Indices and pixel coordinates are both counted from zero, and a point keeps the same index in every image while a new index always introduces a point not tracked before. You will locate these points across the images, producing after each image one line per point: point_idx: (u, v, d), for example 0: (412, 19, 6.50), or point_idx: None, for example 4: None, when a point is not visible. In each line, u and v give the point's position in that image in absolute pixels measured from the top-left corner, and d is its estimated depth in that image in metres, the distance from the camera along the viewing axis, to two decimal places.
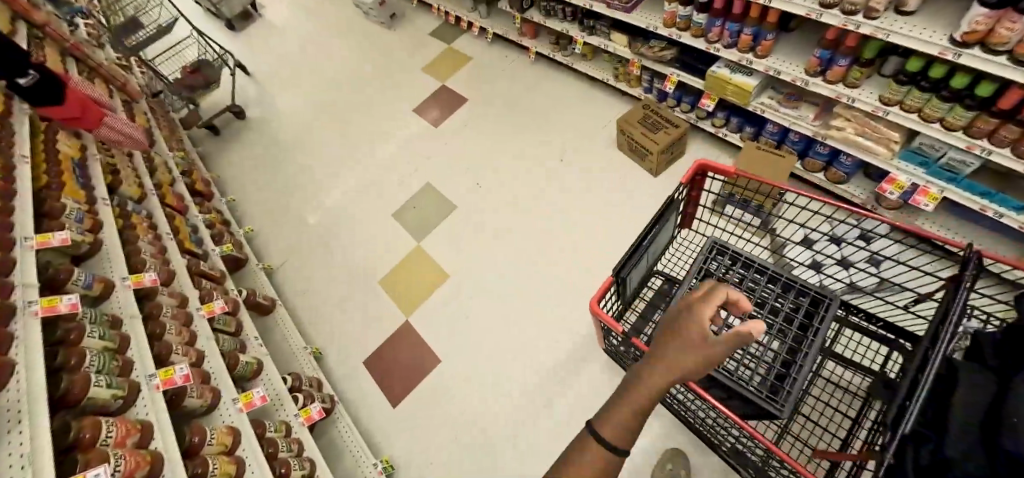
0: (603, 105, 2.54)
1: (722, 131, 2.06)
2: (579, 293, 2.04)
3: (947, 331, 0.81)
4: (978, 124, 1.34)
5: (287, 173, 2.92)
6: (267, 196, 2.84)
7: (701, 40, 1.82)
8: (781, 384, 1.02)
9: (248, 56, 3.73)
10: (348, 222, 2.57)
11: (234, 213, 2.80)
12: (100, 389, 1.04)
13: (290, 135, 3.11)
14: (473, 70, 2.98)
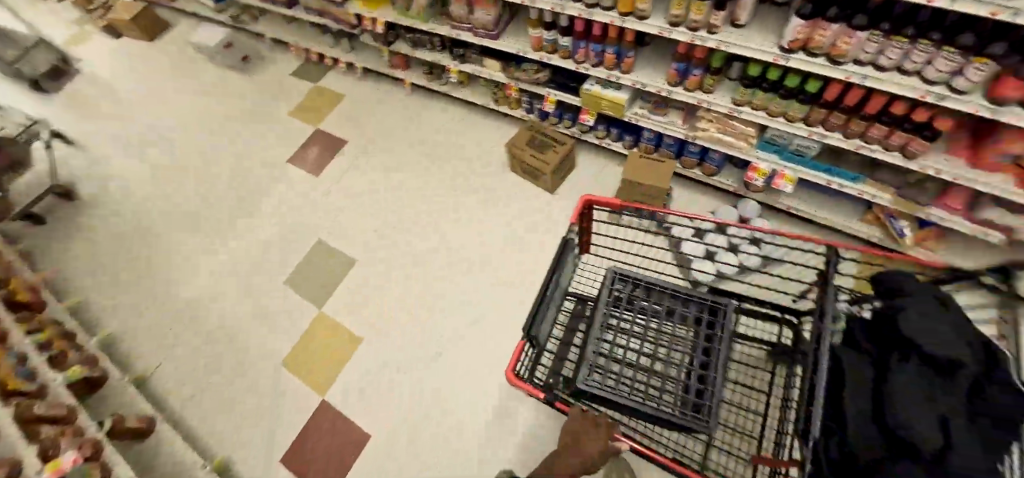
0: (489, 129, 2.51)
1: (605, 142, 2.14)
2: None
3: (825, 327, 0.88)
4: (813, 114, 1.53)
5: (142, 256, 2.46)
6: (120, 288, 2.36)
7: (570, 61, 1.87)
8: (703, 401, 1.05)
9: (63, 121, 3.09)
10: (230, 301, 2.24)
11: (77, 318, 2.28)
12: None
13: (138, 210, 2.63)
14: (347, 108, 2.78)
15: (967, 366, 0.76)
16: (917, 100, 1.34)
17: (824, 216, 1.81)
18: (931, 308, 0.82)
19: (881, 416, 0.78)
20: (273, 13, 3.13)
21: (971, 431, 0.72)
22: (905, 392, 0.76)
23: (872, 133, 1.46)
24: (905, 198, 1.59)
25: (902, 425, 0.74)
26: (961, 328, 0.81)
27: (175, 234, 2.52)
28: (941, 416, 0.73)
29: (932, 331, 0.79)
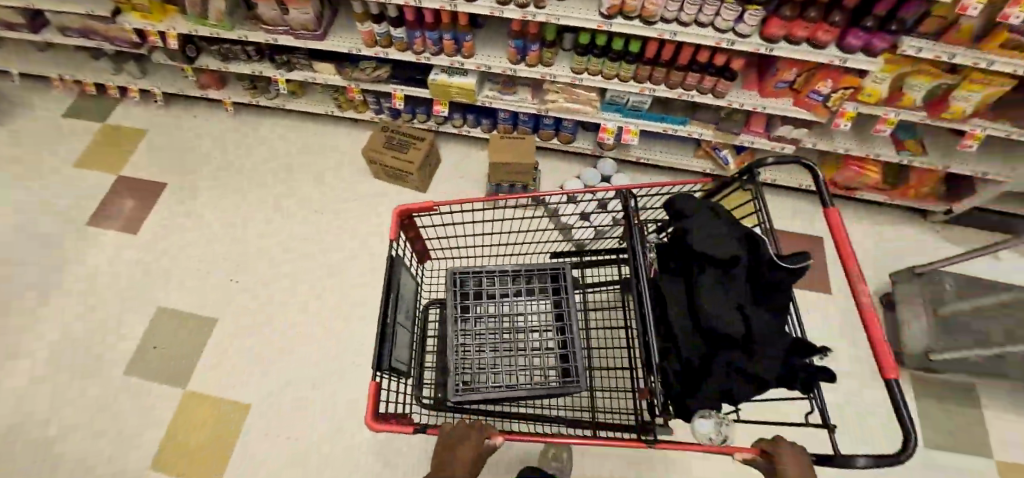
0: (339, 139, 2.30)
1: (465, 129, 2.11)
2: None
3: (638, 264, 0.96)
4: (639, 72, 1.69)
5: None
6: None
7: (409, 53, 1.79)
8: (569, 365, 1.04)
9: None
10: (34, 421, 1.65)
11: None
12: None
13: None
14: (152, 145, 2.28)
15: (740, 260, 0.87)
16: (714, 47, 1.56)
17: (667, 159, 2.04)
18: (706, 220, 0.92)
19: (697, 323, 0.87)
20: (12, 41, 2.41)
21: (760, 309, 0.87)
22: (712, 297, 0.85)
23: (689, 81, 1.67)
24: (723, 130, 1.86)
25: (716, 324, 0.82)
26: (732, 227, 0.92)
27: None
28: (739, 307, 0.84)
29: (717, 240, 0.88)
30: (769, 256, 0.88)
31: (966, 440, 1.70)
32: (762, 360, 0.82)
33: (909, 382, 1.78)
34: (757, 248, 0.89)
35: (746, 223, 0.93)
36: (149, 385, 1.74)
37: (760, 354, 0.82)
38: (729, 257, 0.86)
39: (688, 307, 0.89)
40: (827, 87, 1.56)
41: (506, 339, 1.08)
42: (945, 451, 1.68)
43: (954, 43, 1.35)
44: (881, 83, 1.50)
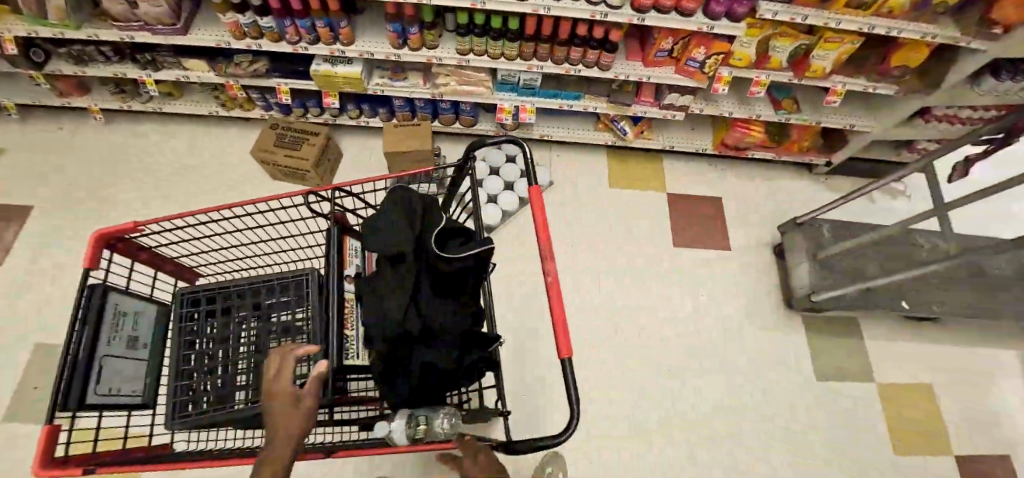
0: (229, 142, 2.15)
1: (363, 120, 2.03)
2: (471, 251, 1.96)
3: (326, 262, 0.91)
4: (524, 49, 1.67)
5: None
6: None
7: (284, 43, 1.68)
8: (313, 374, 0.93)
9: None
10: None
11: None
12: None
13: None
14: (11, 165, 2.03)
15: (407, 253, 0.80)
16: (590, 19, 1.56)
17: (566, 135, 2.05)
18: (391, 212, 0.83)
19: (382, 317, 0.79)
20: None
21: (442, 301, 0.83)
22: (387, 293, 0.80)
23: (573, 55, 1.67)
24: (615, 102, 1.89)
25: (388, 320, 0.78)
26: (427, 214, 0.86)
27: None
28: (414, 297, 0.80)
29: (392, 230, 0.81)
30: (434, 252, 0.80)
31: (851, 366, 1.87)
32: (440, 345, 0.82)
33: (802, 321, 1.93)
34: (452, 235, 0.87)
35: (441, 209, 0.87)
36: (35, 428, 1.59)
37: (438, 341, 0.82)
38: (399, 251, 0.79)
39: (374, 303, 0.82)
40: (701, 54, 1.61)
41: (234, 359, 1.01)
42: (835, 378, 1.85)
43: (805, 5, 1.42)
44: (748, 47, 1.58)
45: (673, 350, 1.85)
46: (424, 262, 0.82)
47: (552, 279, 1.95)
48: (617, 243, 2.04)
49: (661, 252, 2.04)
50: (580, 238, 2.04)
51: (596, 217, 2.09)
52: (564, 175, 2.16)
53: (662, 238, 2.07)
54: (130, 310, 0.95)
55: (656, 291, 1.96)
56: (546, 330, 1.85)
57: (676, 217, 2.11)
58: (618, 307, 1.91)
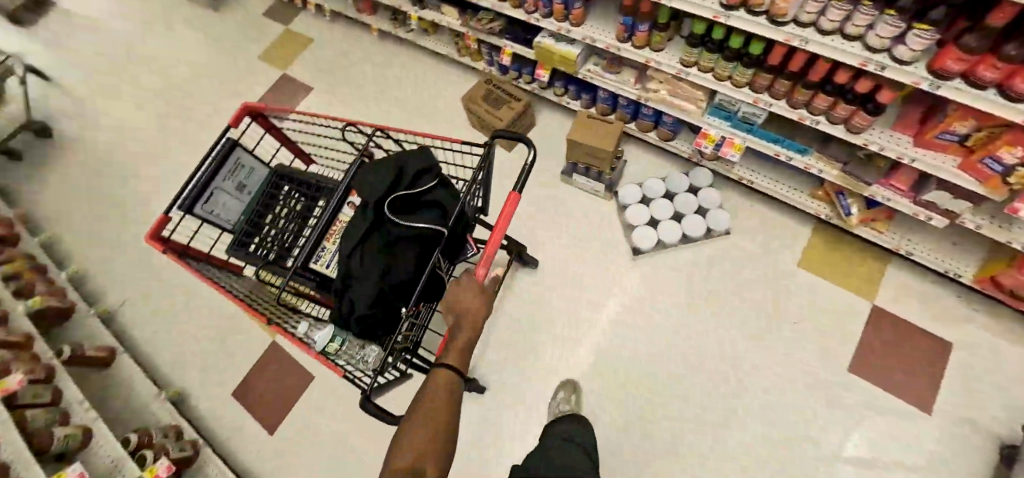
0: (453, 84, 2.42)
1: (564, 100, 2.04)
2: (611, 261, 1.88)
3: (337, 189, 1.27)
4: (757, 79, 1.42)
5: (113, 195, 2.43)
6: (93, 231, 2.34)
7: (521, 11, 1.77)
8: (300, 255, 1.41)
9: (31, 46, 2.88)
10: None
11: (53, 254, 2.28)
12: None
13: (111, 148, 2.55)
14: (315, 54, 2.67)
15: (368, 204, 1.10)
16: (858, 68, 1.22)
17: (765, 185, 1.74)
18: (377, 173, 1.12)
19: (343, 246, 1.12)
20: None
21: (377, 256, 1.09)
22: (350, 233, 1.12)
23: (817, 103, 1.35)
24: (850, 174, 1.50)
25: (342, 249, 1.12)
26: (408, 182, 1.13)
27: (144, 175, 2.47)
28: (362, 240, 1.10)
29: (371, 185, 1.11)
30: (385, 215, 1.09)
31: None
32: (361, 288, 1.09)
33: None
34: (427, 208, 1.17)
35: (422, 184, 1.14)
36: None
37: (360, 284, 1.09)
38: (369, 203, 1.10)
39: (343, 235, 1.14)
40: (1012, 157, 1.12)
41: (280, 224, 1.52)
42: None
43: None
44: None
45: (791, 466, 1.51)
46: (388, 219, 1.11)
47: (678, 322, 1.75)
48: (774, 324, 1.71)
49: (828, 363, 1.63)
50: (734, 301, 1.76)
51: (764, 288, 1.76)
52: (748, 226, 1.86)
53: (841, 344, 1.65)
54: (248, 166, 1.53)
55: (799, 400, 1.59)
56: (652, 370, 1.69)
57: (874, 336, 1.64)
58: (744, 382, 1.63)
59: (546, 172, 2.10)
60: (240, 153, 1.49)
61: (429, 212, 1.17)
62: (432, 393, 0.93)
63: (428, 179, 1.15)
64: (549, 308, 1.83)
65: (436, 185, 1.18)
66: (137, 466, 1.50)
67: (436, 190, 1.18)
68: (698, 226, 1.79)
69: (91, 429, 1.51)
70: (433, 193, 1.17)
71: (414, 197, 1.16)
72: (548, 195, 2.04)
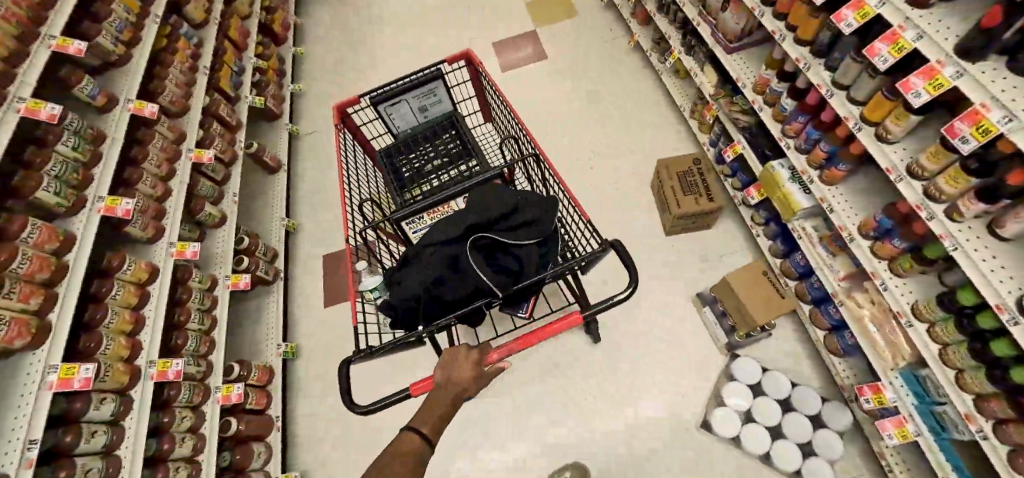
0: (666, 133, 2.23)
1: (756, 230, 1.78)
2: (679, 410, 1.66)
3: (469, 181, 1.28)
4: (992, 401, 1.05)
5: (357, 46, 2.80)
6: (329, 65, 2.74)
7: (778, 127, 1.52)
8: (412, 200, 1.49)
9: None
10: None
11: (295, 66, 2.75)
12: (82, 222, 1.28)
13: (379, 11, 2.91)
14: (570, 26, 2.65)
15: (472, 221, 1.09)
16: None
17: None
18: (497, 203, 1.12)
19: (430, 233, 1.13)
20: None
21: (439, 264, 1.05)
22: (442, 228, 1.11)
23: None
24: None
25: (426, 236, 1.12)
26: (513, 227, 1.10)
27: (385, 45, 2.79)
28: (444, 243, 1.08)
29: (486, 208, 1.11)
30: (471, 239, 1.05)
31: None
32: (409, 278, 1.07)
33: None
34: (508, 264, 1.06)
35: (524, 239, 1.08)
36: None
37: (412, 274, 1.08)
38: (464, 224, 1.09)
39: (438, 224, 1.15)
40: None
41: (423, 159, 1.64)
42: None
43: None
44: None
45: None
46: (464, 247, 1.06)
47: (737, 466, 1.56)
48: None
49: None
50: None
51: None
52: None
53: None
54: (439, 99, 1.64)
55: None
56: None
57: None
58: None
59: (684, 279, 1.89)
60: (439, 87, 1.57)
61: (507, 267, 1.06)
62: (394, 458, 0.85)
63: (531, 238, 1.09)
64: (614, 374, 1.75)
65: (534, 245, 1.09)
66: (232, 265, 1.81)
67: (531, 249, 1.09)
68: (790, 461, 1.48)
69: (225, 218, 1.85)
70: (524, 253, 1.07)
71: (506, 244, 1.08)
72: (670, 302, 1.85)
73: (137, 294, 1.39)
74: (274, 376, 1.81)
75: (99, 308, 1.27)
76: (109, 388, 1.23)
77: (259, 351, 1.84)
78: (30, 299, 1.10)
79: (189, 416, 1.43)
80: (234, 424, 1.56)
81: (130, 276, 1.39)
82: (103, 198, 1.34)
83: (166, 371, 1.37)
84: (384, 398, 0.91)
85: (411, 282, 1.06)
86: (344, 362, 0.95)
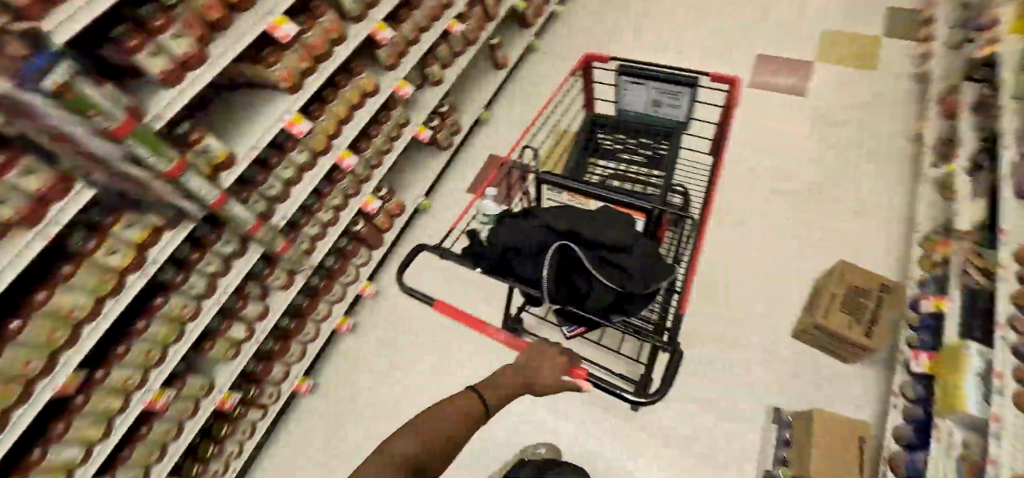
0: (868, 242, 1.90)
1: (897, 399, 1.44)
2: None
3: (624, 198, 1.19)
4: None
5: (627, 6, 2.91)
6: (592, 11, 2.93)
7: (1010, 310, 1.15)
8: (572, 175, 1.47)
9: None
10: None
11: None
12: (355, 29, 1.71)
13: None
14: (840, 83, 2.35)
15: (579, 232, 1.05)
16: None
17: None
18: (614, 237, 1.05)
19: (548, 212, 1.13)
20: None
21: (527, 238, 1.07)
22: (558, 215, 1.11)
23: None
24: None
25: (544, 210, 1.15)
26: (604, 269, 1.02)
27: (652, 15, 2.83)
28: (547, 227, 1.08)
29: (601, 234, 1.05)
30: (565, 243, 1.03)
31: None
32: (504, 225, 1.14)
33: None
34: (575, 286, 1.04)
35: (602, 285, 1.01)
36: None
37: (508, 225, 1.13)
38: (573, 226, 1.06)
39: (561, 210, 1.14)
40: None
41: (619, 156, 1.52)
42: None
43: None
44: None
45: None
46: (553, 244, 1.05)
47: None
48: None
49: None
50: None
51: None
52: None
53: None
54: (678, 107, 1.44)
55: None
56: None
57: None
58: None
59: (777, 386, 1.66)
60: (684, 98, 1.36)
61: (573, 287, 1.04)
62: (449, 411, 0.93)
63: (611, 287, 1.01)
64: (654, 424, 1.65)
65: (610, 293, 1.01)
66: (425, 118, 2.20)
67: (604, 295, 1.01)
68: None
69: (442, 82, 2.23)
70: (598, 289, 1.00)
71: (586, 270, 1.03)
72: (746, 395, 1.65)
73: (359, 99, 1.81)
74: (403, 213, 2.18)
75: (333, 92, 1.71)
76: (311, 149, 1.65)
77: (405, 191, 2.24)
78: (302, 61, 1.53)
79: (339, 198, 1.82)
80: (360, 224, 1.97)
81: (362, 83, 1.80)
82: (375, 22, 1.76)
83: (345, 159, 1.76)
84: (416, 291, 1.08)
85: (501, 231, 1.12)
86: (419, 245, 1.13)
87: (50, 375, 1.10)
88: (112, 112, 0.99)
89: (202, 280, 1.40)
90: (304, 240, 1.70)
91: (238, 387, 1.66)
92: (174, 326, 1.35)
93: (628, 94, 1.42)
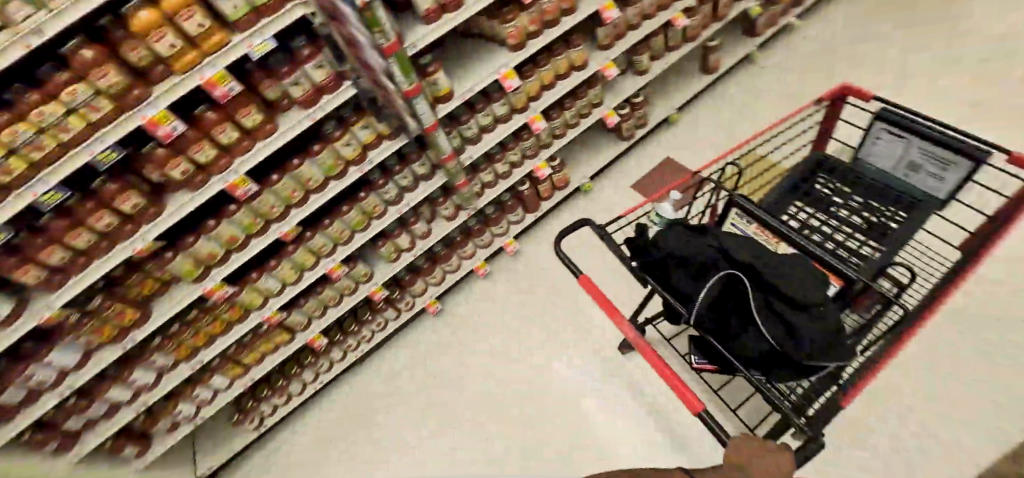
0: None
1: None
2: None
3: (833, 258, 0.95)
4: None
5: (892, 33, 2.46)
6: (844, 32, 2.54)
7: None
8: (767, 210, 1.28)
9: None
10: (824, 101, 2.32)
11: (816, 12, 2.67)
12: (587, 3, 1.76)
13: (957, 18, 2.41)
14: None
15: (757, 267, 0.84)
16: None
17: None
18: (800, 288, 0.81)
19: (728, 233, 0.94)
20: None
21: (690, 250, 0.92)
22: (741, 240, 0.91)
23: None
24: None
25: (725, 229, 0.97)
26: (773, 320, 0.81)
27: (922, 50, 2.35)
28: (721, 246, 0.90)
29: (785, 277, 0.83)
30: (734, 272, 0.85)
31: None
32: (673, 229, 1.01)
33: None
34: (726, 324, 0.86)
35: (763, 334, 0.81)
36: None
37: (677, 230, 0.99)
38: (753, 257, 0.86)
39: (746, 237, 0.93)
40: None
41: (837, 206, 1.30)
42: None
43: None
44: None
45: None
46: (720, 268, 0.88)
47: None
48: None
49: None
50: None
51: None
52: None
53: None
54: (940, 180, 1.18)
55: None
56: None
57: None
58: None
59: None
60: (954, 167, 1.12)
61: (724, 325, 0.86)
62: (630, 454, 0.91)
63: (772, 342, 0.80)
64: None
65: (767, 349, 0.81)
66: (618, 104, 2.19)
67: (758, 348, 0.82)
68: None
69: (646, 72, 2.19)
70: (752, 336, 0.82)
71: (747, 312, 0.84)
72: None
73: (566, 70, 1.87)
74: (567, 188, 2.23)
75: (547, 57, 1.80)
76: (511, 105, 1.78)
77: (575, 168, 2.29)
78: (532, 24, 1.63)
79: (517, 156, 1.94)
80: (527, 185, 2.08)
81: (574, 56, 1.86)
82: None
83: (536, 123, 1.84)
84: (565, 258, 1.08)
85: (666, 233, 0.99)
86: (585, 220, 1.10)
87: (282, 221, 1.43)
88: (390, 33, 1.17)
89: (394, 189, 1.65)
90: (478, 183, 1.87)
91: (388, 285, 1.94)
92: (365, 217, 1.63)
93: (879, 144, 1.23)
